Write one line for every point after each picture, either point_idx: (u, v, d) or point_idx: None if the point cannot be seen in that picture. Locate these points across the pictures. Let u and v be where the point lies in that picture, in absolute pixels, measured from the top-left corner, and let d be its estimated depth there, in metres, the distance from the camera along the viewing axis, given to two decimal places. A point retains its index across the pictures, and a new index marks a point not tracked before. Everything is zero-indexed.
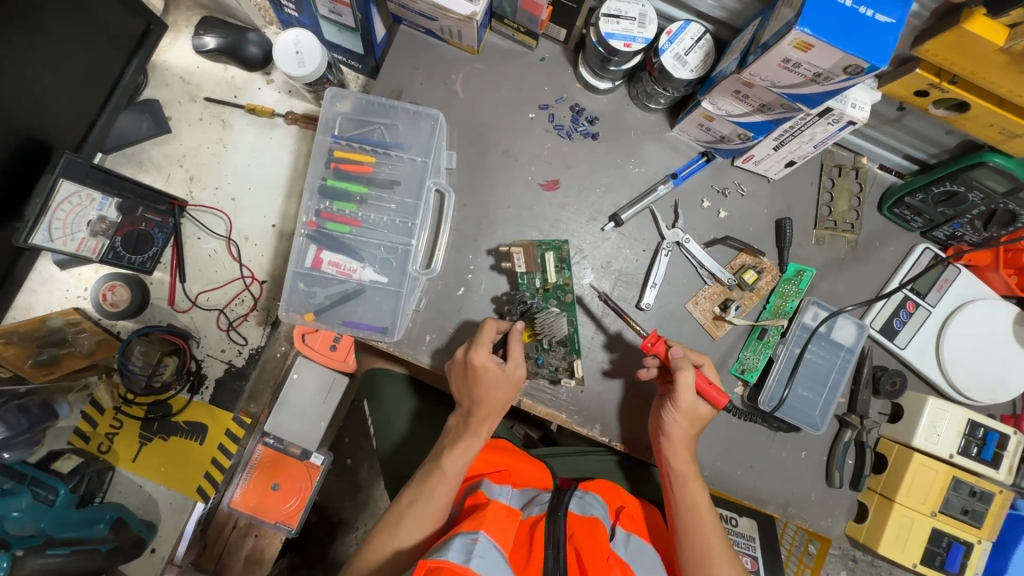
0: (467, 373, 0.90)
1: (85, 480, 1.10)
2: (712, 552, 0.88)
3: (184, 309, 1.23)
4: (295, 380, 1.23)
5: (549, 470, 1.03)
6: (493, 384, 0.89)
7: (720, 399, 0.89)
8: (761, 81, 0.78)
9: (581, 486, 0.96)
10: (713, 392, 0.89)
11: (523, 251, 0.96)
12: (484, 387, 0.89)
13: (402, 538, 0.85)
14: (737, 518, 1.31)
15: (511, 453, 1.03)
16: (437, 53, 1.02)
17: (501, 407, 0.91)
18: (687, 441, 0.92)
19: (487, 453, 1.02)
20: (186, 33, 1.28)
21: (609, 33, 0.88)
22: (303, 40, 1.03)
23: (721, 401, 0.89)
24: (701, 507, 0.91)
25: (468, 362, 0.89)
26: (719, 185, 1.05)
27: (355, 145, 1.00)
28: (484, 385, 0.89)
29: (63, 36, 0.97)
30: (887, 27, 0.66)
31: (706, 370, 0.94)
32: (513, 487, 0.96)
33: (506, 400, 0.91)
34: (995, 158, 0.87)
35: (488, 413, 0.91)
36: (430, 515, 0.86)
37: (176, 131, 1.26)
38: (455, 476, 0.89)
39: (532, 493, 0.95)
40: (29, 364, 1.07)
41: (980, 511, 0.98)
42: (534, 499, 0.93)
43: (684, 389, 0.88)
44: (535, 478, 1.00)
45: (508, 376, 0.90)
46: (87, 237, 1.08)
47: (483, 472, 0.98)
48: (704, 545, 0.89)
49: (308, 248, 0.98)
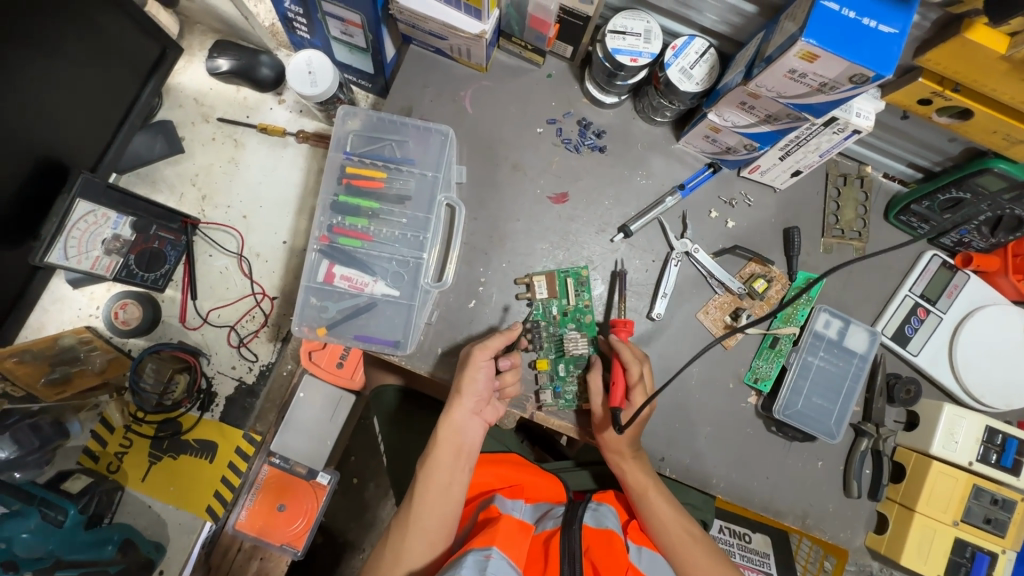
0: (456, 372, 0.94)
1: (94, 500, 1.07)
2: (678, 534, 0.92)
3: (195, 327, 1.22)
4: (302, 399, 1.21)
5: (563, 483, 1.02)
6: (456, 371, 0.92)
7: (613, 402, 0.91)
8: (767, 92, 0.80)
9: (595, 498, 0.95)
10: (616, 392, 0.91)
11: (545, 279, 0.99)
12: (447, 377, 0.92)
13: (394, 555, 0.84)
14: (751, 534, 1.33)
15: (525, 468, 1.03)
16: (446, 71, 1.04)
17: (465, 389, 0.89)
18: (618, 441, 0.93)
19: (500, 468, 1.01)
20: (200, 57, 1.28)
21: (615, 48, 0.90)
22: (315, 60, 1.05)
23: (615, 404, 0.91)
24: (645, 485, 0.93)
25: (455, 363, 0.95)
26: (726, 196, 1.06)
27: (366, 161, 1.01)
28: (461, 369, 0.91)
29: (82, 60, 0.98)
30: (890, 37, 0.66)
31: (628, 364, 0.92)
32: (527, 502, 0.95)
33: (474, 380, 0.89)
34: (999, 164, 0.88)
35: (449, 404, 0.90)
36: (415, 527, 0.85)
37: (188, 150, 1.26)
38: (434, 477, 0.88)
39: (546, 508, 0.95)
40: (42, 383, 1.06)
41: (1003, 520, 0.96)
42: (547, 513, 0.93)
43: (593, 385, 0.95)
44: (547, 491, 0.99)
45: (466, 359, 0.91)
46: (102, 255, 1.06)
47: (495, 487, 0.98)
48: (665, 525, 0.92)
49: (321, 263, 0.99)
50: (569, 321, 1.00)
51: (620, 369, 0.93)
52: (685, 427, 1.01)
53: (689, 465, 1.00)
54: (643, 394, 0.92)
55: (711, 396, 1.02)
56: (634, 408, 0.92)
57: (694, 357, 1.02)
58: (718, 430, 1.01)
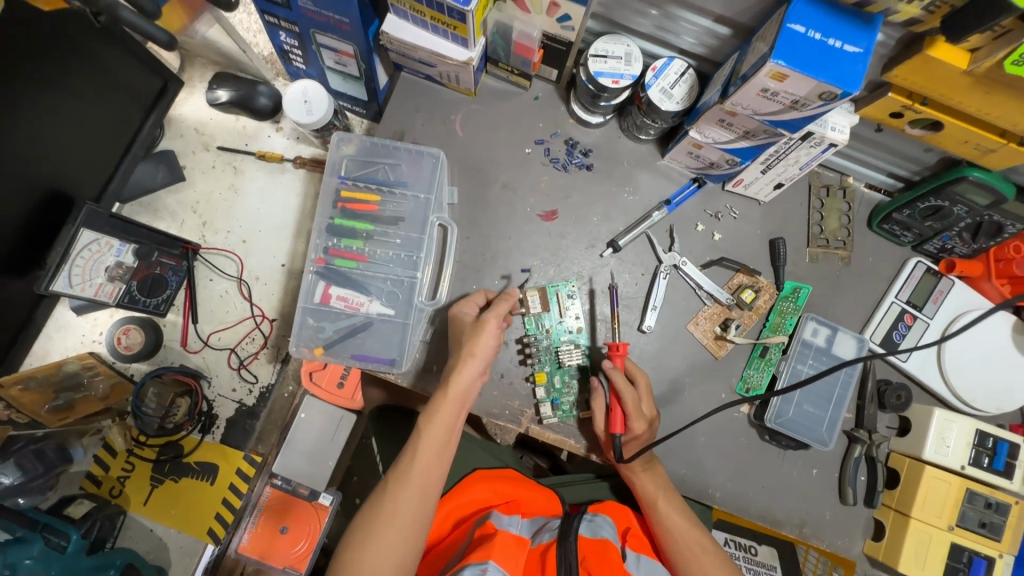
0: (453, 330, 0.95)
1: (96, 526, 1.07)
2: (686, 544, 0.92)
3: (196, 350, 1.24)
4: (302, 419, 1.24)
5: (558, 495, 1.04)
6: (464, 330, 0.93)
7: (614, 429, 0.93)
8: (743, 110, 0.82)
9: (591, 509, 0.96)
10: (615, 420, 0.93)
11: (538, 293, 1.02)
12: (457, 334, 0.93)
13: (390, 506, 0.86)
14: (757, 547, 1.33)
15: (518, 482, 1.04)
16: (436, 96, 1.08)
17: (478, 352, 0.90)
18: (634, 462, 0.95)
19: (497, 484, 1.03)
20: (200, 88, 1.31)
21: (597, 71, 0.94)
22: (310, 90, 1.08)
23: (615, 431, 0.93)
24: (655, 494, 0.94)
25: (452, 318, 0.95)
26: (712, 209, 1.09)
27: (361, 185, 1.04)
28: (472, 332, 0.91)
29: (88, 97, 1.02)
30: (855, 56, 0.69)
31: (622, 392, 0.94)
32: (523, 517, 0.97)
33: (485, 342, 0.90)
34: (974, 172, 0.91)
35: (458, 364, 0.90)
36: (414, 479, 0.88)
37: (190, 179, 1.29)
38: (438, 434, 0.90)
39: (543, 522, 0.97)
40: (46, 410, 1.09)
41: (998, 524, 0.96)
42: (543, 527, 0.95)
43: (596, 408, 0.96)
44: (542, 504, 1.01)
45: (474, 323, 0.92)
46: (105, 283, 1.08)
47: (491, 504, 1.00)
48: (675, 534, 0.93)
49: (317, 284, 1.01)
50: (562, 335, 1.02)
51: (615, 397, 0.95)
52: (681, 437, 1.02)
53: (685, 476, 1.01)
54: (643, 421, 0.96)
55: (704, 407, 1.03)
56: (636, 435, 0.96)
57: (686, 368, 1.04)
58: (713, 439, 1.02)
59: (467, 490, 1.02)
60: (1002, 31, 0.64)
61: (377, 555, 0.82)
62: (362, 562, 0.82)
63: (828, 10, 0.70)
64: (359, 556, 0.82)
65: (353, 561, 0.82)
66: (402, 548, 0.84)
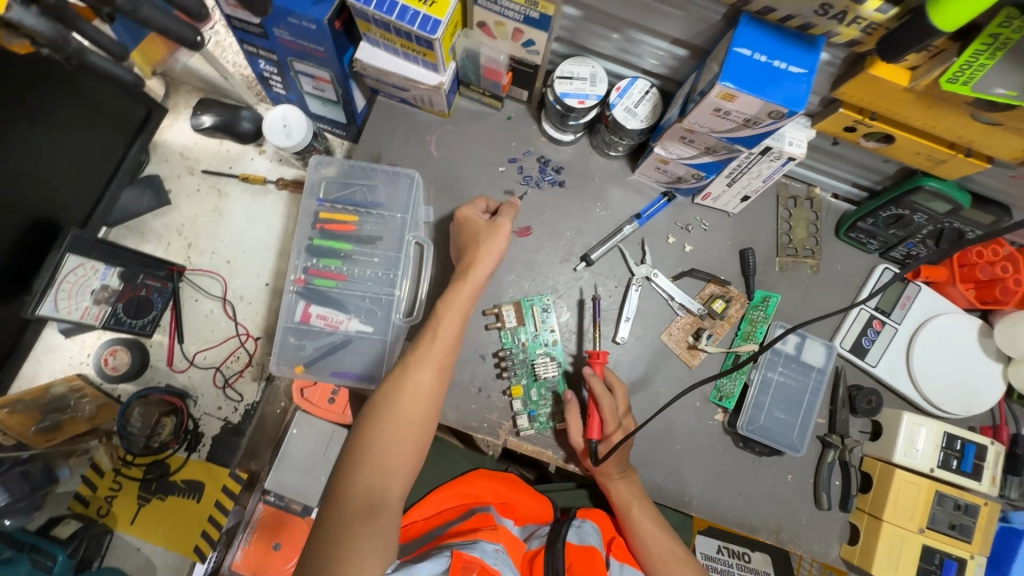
0: (459, 230, 1.00)
1: (83, 545, 1.11)
2: (659, 553, 0.94)
3: (182, 369, 1.26)
4: (294, 434, 1.23)
5: (552, 503, 1.09)
6: (479, 230, 0.98)
7: (590, 434, 0.96)
8: (701, 128, 0.85)
9: (579, 514, 1.00)
10: (592, 424, 0.96)
11: (513, 307, 1.05)
12: (471, 234, 0.98)
13: (402, 385, 0.86)
14: (750, 554, 1.34)
15: (517, 485, 1.09)
16: (411, 118, 1.11)
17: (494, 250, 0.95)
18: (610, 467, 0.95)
19: (496, 484, 1.09)
20: (185, 114, 1.35)
21: (564, 93, 0.97)
22: (289, 114, 1.12)
23: (592, 436, 0.95)
24: (629, 502, 0.96)
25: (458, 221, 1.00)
26: (683, 222, 1.11)
27: (339, 207, 1.08)
28: (489, 232, 0.97)
29: (75, 126, 1.06)
30: (798, 76, 0.73)
31: (600, 398, 0.96)
32: (515, 523, 1.03)
33: (498, 244, 0.96)
34: (929, 182, 0.93)
35: (476, 258, 0.95)
36: (427, 357, 0.89)
37: (175, 202, 1.32)
38: (453, 318, 0.92)
39: (533, 529, 1.02)
40: (32, 432, 1.11)
41: (968, 525, 0.97)
42: (534, 532, 1.00)
43: (571, 417, 0.98)
44: (533, 510, 1.06)
45: (489, 226, 0.97)
46: (91, 305, 1.13)
47: (486, 500, 1.07)
48: (648, 542, 0.95)
49: (297, 303, 1.05)
50: (538, 348, 1.04)
51: (593, 405, 0.97)
52: (657, 445, 1.04)
53: (662, 484, 1.03)
54: (619, 429, 0.97)
55: (679, 416, 1.05)
56: (611, 441, 0.96)
57: (660, 377, 1.06)
58: (689, 448, 1.04)
59: (471, 484, 1.10)
60: (936, 50, 0.68)
61: (390, 430, 0.83)
62: (376, 435, 0.82)
63: (775, 34, 0.74)
64: (373, 432, 0.83)
65: (367, 436, 0.83)
66: (417, 425, 0.84)
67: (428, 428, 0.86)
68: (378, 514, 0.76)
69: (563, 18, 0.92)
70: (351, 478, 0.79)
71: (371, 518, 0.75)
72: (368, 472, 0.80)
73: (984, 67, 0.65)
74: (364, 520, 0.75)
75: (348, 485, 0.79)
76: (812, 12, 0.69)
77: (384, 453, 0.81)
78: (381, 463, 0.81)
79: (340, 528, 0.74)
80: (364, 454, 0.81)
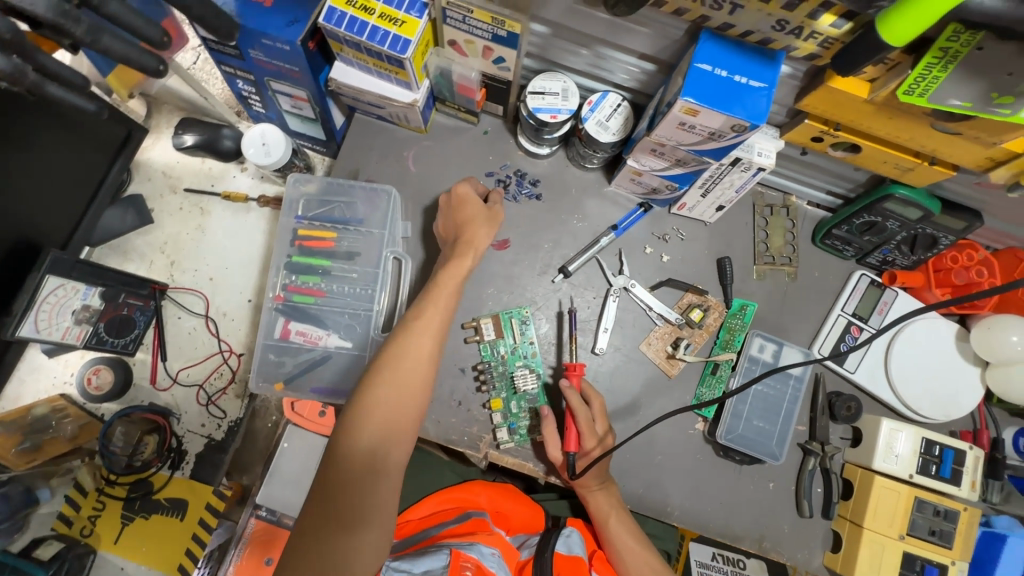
0: (451, 206, 1.02)
1: (64, 565, 1.08)
2: (635, 565, 0.95)
3: (165, 387, 1.27)
4: (285, 449, 1.25)
5: (544, 514, 1.08)
6: (472, 206, 1.00)
7: (567, 447, 0.95)
8: (669, 141, 0.86)
9: (568, 523, 1.00)
10: (569, 437, 0.95)
11: (491, 320, 1.05)
12: (466, 212, 1.00)
13: (403, 349, 0.84)
14: (745, 561, 1.32)
15: (513, 495, 1.09)
16: (389, 134, 1.12)
17: (488, 228, 0.99)
18: (590, 477, 0.95)
19: (492, 492, 1.08)
20: (167, 133, 1.37)
21: (536, 108, 0.98)
22: (268, 133, 1.13)
23: (569, 449, 0.95)
24: (606, 514, 0.96)
25: (450, 196, 1.02)
26: (659, 232, 1.12)
27: (317, 224, 1.09)
28: (488, 216, 1.01)
29: (55, 149, 1.07)
30: (759, 90, 0.74)
31: (575, 411, 0.97)
32: (507, 533, 1.03)
33: (489, 224, 1.00)
34: (899, 189, 0.94)
35: (475, 231, 0.98)
36: (427, 323, 0.87)
37: (158, 221, 1.33)
38: (449, 288, 0.92)
39: (523, 539, 1.04)
40: (14, 453, 1.11)
41: (949, 531, 0.97)
42: (524, 543, 1.02)
43: (548, 432, 0.98)
44: (526, 519, 1.06)
45: (473, 202, 1.00)
46: (72, 326, 1.11)
47: (482, 505, 1.05)
48: (624, 554, 0.95)
49: (277, 320, 1.05)
50: (517, 360, 1.05)
51: (569, 417, 0.97)
52: (638, 456, 1.04)
53: (643, 495, 1.03)
54: (595, 440, 0.97)
55: (659, 426, 1.05)
56: (590, 455, 0.97)
57: (640, 388, 1.06)
58: (671, 458, 1.04)
59: (469, 490, 1.07)
60: (892, 63, 0.69)
61: (393, 393, 0.80)
62: (379, 399, 0.80)
63: (735, 49, 0.76)
64: (376, 395, 0.80)
65: (368, 399, 0.80)
66: (417, 389, 0.83)
67: (429, 392, 0.85)
68: (381, 476, 0.76)
69: (532, 34, 0.93)
70: (354, 440, 0.77)
71: (374, 479, 0.75)
72: (371, 435, 0.78)
73: (937, 79, 0.66)
74: (368, 483, 0.75)
75: (350, 448, 0.76)
76: (769, 28, 0.70)
77: (385, 414, 0.79)
78: (385, 426, 0.79)
79: (342, 491, 0.74)
80: (367, 417, 0.78)
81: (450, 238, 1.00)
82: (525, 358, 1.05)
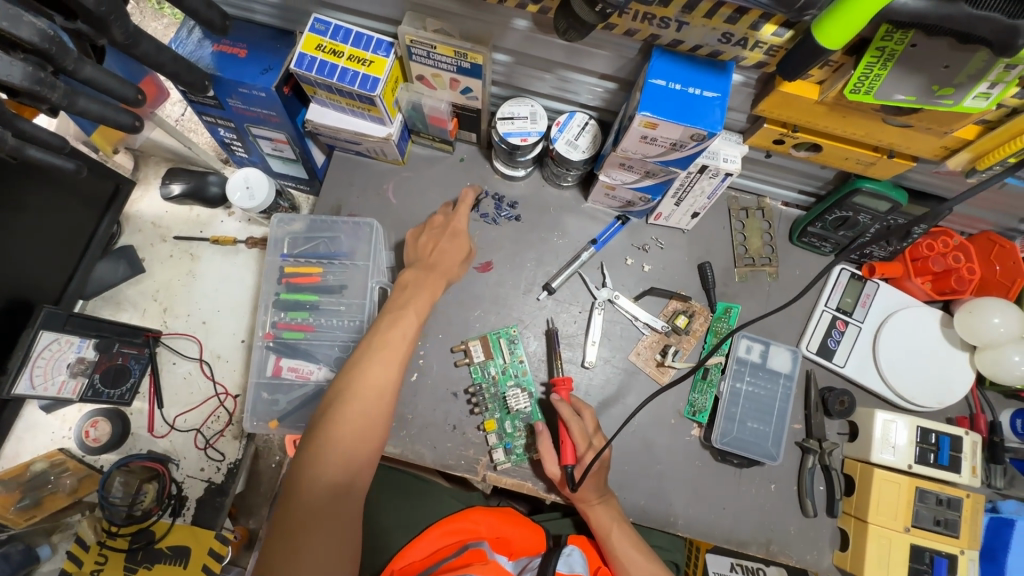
0: (439, 230, 1.06)
1: None
2: None
3: (163, 434, 1.27)
4: None
5: (543, 533, 1.09)
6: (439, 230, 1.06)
7: (564, 460, 0.95)
8: (634, 155, 0.89)
9: (568, 541, 0.99)
10: (566, 449, 0.96)
11: (480, 342, 1.06)
12: (436, 237, 1.05)
13: (366, 382, 0.84)
14: (766, 570, 1.20)
15: (515, 517, 1.09)
16: (368, 169, 1.16)
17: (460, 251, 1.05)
18: (587, 492, 0.95)
19: (491, 516, 1.07)
20: (155, 184, 1.41)
21: (506, 132, 1.01)
22: (251, 176, 1.17)
23: (566, 461, 0.95)
24: (607, 527, 0.95)
25: (446, 221, 1.06)
26: (639, 243, 1.14)
27: (302, 260, 1.12)
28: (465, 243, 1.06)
29: (44, 210, 1.10)
30: (712, 100, 0.78)
31: (570, 424, 0.98)
32: (509, 558, 1.02)
33: (460, 244, 1.05)
34: (865, 183, 0.96)
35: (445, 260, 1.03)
36: (391, 353, 0.88)
37: (149, 269, 1.36)
38: (416, 313, 0.94)
39: (526, 562, 1.02)
40: (13, 510, 1.11)
41: (953, 519, 0.96)
42: (527, 566, 1.01)
43: (545, 448, 0.98)
44: (530, 543, 1.06)
45: (447, 222, 1.06)
46: (67, 379, 1.13)
47: (482, 534, 1.04)
48: (630, 568, 0.94)
49: (268, 358, 1.07)
50: (507, 381, 1.05)
51: (563, 428, 0.98)
52: (638, 468, 1.04)
53: (646, 506, 1.02)
54: (591, 450, 0.97)
55: (655, 436, 1.05)
56: (584, 463, 0.96)
57: (633, 397, 1.07)
58: (671, 467, 1.04)
59: (472, 517, 1.06)
60: (836, 65, 0.72)
61: (356, 429, 0.80)
62: (341, 435, 0.79)
63: (686, 63, 0.79)
64: (338, 430, 0.79)
65: (330, 436, 0.78)
66: (382, 417, 0.83)
67: (391, 423, 0.85)
68: (344, 516, 0.75)
69: (497, 64, 0.97)
70: (315, 478, 0.76)
71: (338, 519, 0.75)
72: (333, 472, 0.77)
73: (879, 77, 0.68)
74: (334, 516, 0.74)
75: (310, 485, 0.75)
76: (716, 41, 0.74)
77: (348, 442, 0.79)
78: (349, 459, 0.78)
79: (307, 524, 0.72)
80: (330, 454, 0.77)
81: (426, 262, 1.03)
82: (516, 377, 1.06)
